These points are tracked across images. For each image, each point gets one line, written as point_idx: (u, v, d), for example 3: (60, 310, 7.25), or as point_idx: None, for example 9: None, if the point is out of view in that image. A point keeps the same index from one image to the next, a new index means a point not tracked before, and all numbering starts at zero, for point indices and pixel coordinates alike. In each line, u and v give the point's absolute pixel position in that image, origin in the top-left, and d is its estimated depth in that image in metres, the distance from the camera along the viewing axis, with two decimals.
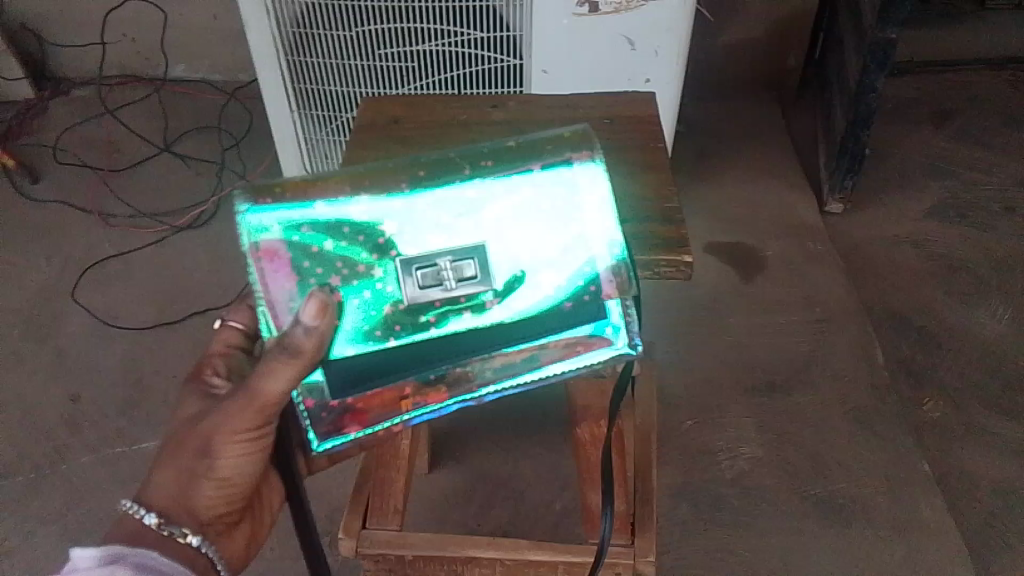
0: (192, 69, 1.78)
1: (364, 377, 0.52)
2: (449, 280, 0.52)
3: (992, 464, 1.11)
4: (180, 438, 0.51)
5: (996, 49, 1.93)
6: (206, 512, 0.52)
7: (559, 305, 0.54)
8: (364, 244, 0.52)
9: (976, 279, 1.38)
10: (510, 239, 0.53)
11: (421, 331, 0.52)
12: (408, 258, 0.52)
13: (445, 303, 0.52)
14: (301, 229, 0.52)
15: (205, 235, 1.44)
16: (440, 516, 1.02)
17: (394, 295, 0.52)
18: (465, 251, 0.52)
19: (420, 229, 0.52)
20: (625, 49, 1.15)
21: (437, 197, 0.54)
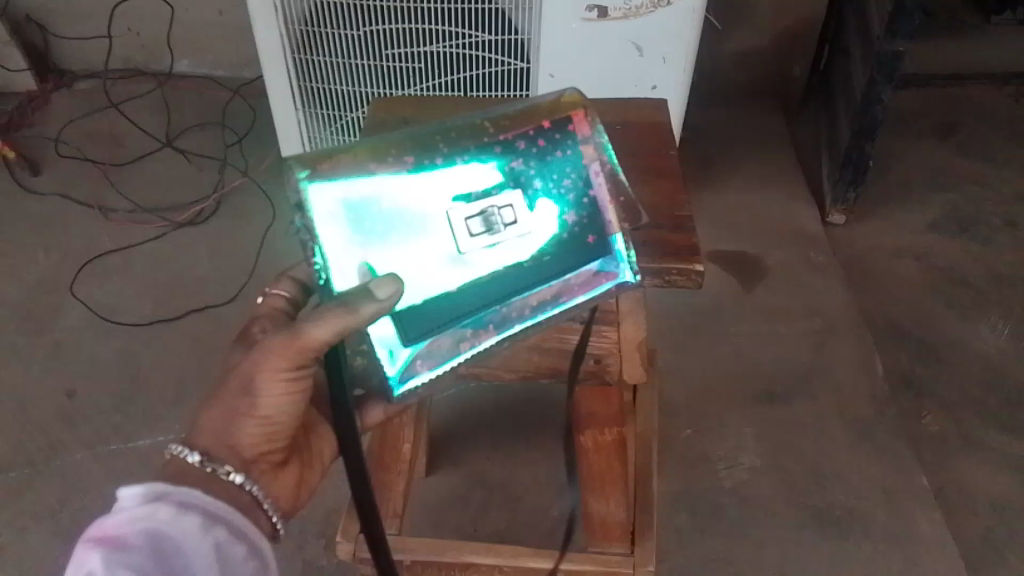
0: (196, 64, 1.78)
1: (428, 326, 0.54)
2: (496, 226, 0.55)
3: (990, 479, 1.11)
4: (228, 383, 0.54)
5: (1000, 63, 1.93)
6: (251, 452, 0.54)
7: (581, 241, 0.58)
8: (414, 201, 0.54)
9: (977, 292, 1.38)
10: (542, 189, 0.57)
11: (475, 275, 0.55)
12: (457, 208, 0.55)
13: (492, 247, 0.55)
14: (355, 195, 0.53)
15: (206, 231, 1.44)
16: (437, 519, 1.01)
17: (450, 246, 0.54)
18: (507, 200, 0.56)
19: (464, 183, 0.56)
20: (633, 55, 1.15)
21: (471, 153, 0.57)
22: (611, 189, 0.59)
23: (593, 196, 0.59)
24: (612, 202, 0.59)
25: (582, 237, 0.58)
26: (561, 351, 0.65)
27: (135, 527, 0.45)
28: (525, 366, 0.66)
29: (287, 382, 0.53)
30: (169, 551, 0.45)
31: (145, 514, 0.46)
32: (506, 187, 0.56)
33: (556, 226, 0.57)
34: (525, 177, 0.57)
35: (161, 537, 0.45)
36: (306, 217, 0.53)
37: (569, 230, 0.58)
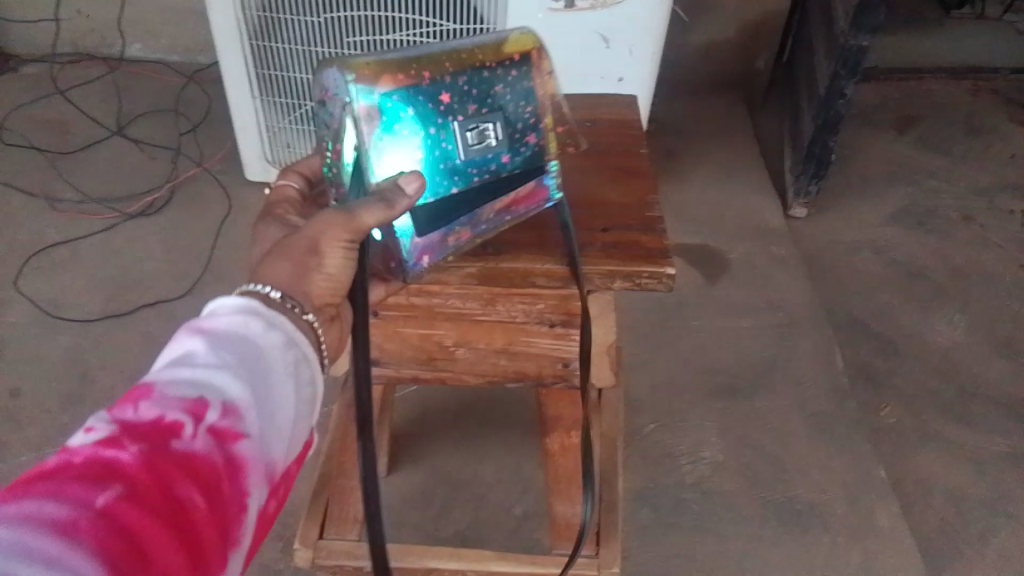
0: (149, 49, 1.72)
1: (426, 221, 0.54)
2: (489, 139, 0.54)
3: (948, 471, 1.12)
4: (290, 237, 0.49)
5: (956, 58, 1.97)
6: (318, 301, 0.48)
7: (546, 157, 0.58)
8: (429, 111, 0.51)
9: (933, 286, 1.40)
10: (523, 107, 0.55)
11: (465, 181, 0.54)
12: (458, 123, 0.52)
13: (481, 159, 0.54)
14: (386, 100, 0.50)
15: (159, 222, 1.39)
16: (398, 518, 0.99)
17: (451, 156, 0.52)
18: (497, 114, 0.54)
19: (465, 97, 0.52)
20: (600, 47, 1.13)
21: (466, 70, 0.53)
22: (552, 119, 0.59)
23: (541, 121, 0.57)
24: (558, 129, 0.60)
25: (545, 154, 0.58)
26: (528, 355, 0.64)
27: (223, 329, 0.41)
28: (493, 370, 0.65)
29: (348, 245, 0.49)
30: (258, 358, 0.41)
31: (232, 318, 0.42)
32: (495, 106, 0.54)
33: (528, 143, 0.57)
34: (509, 103, 0.55)
35: (249, 343, 0.41)
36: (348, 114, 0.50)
37: (539, 147, 0.57)
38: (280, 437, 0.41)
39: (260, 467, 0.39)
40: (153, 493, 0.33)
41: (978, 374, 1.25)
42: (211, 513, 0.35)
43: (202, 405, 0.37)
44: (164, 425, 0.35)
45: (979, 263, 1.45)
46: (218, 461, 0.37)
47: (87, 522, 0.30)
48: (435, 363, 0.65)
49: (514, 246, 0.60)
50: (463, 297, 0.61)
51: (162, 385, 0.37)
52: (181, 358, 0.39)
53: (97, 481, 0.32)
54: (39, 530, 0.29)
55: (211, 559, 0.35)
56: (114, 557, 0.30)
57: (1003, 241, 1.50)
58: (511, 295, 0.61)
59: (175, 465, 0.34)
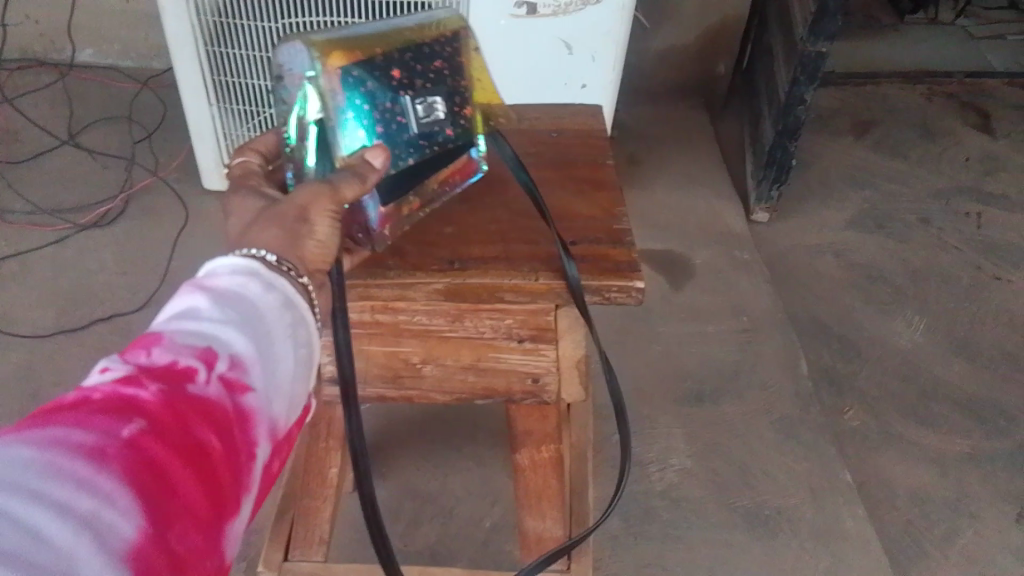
0: (101, 54, 1.68)
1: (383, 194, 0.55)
2: (439, 113, 0.56)
3: (911, 472, 1.13)
4: (274, 207, 0.47)
5: (910, 63, 2.00)
6: (310, 266, 0.46)
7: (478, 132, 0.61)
8: (385, 85, 0.53)
9: (893, 288, 1.42)
10: (462, 83, 0.58)
11: (417, 155, 0.56)
12: (409, 98, 0.54)
13: (431, 133, 0.56)
14: (351, 75, 0.51)
15: (113, 233, 1.36)
16: (365, 535, 0.98)
17: (407, 130, 0.54)
18: (443, 90, 0.56)
19: (413, 74, 0.54)
20: (562, 53, 1.13)
21: (411, 49, 0.55)
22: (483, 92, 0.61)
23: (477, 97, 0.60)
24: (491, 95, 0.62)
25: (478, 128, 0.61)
26: (497, 371, 0.62)
27: (228, 283, 0.40)
28: (461, 388, 0.62)
29: (335, 217, 0.48)
30: (267, 312, 0.41)
31: (238, 272, 0.41)
32: (438, 82, 0.56)
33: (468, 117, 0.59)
34: (449, 79, 0.57)
35: (257, 299, 0.41)
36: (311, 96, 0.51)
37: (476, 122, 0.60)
38: (287, 392, 0.40)
39: (269, 419, 0.39)
40: (174, 430, 0.33)
41: (939, 376, 1.27)
42: (228, 457, 0.35)
43: (213, 354, 0.37)
44: (178, 370, 0.35)
45: (937, 265, 1.47)
46: (231, 408, 0.36)
47: (113, 451, 0.30)
48: (400, 383, 0.62)
49: (480, 261, 0.58)
50: (429, 313, 0.63)
51: (171, 334, 0.37)
52: (188, 308, 0.38)
53: (119, 414, 0.31)
54: (66, 456, 0.29)
55: (230, 500, 0.34)
56: (142, 486, 0.30)
57: (960, 243, 1.52)
58: (478, 310, 0.63)
59: (192, 407, 0.34)
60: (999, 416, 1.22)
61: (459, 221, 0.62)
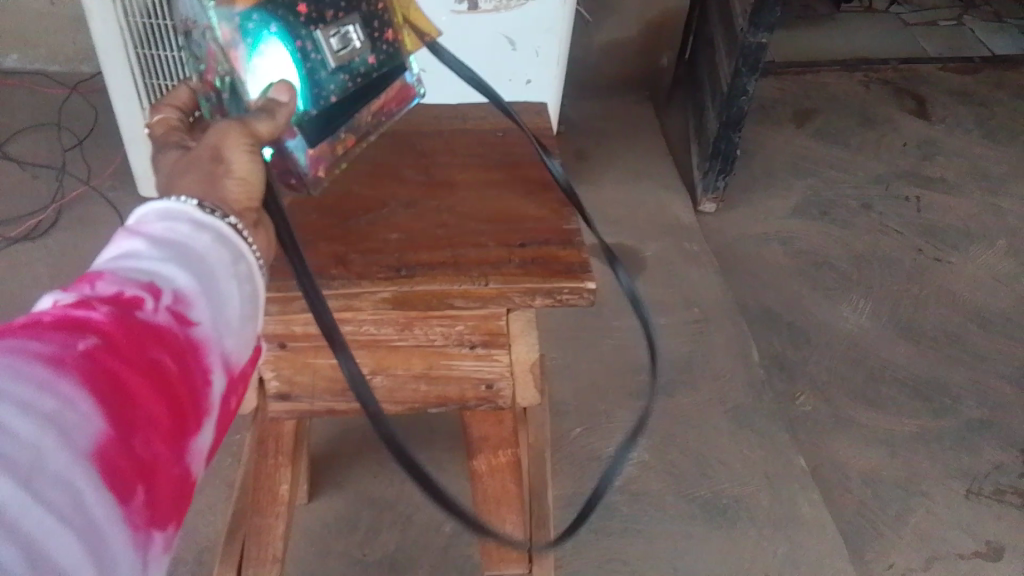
0: (27, 59, 1.62)
1: (312, 130, 0.55)
2: (352, 43, 0.55)
3: (863, 454, 1.15)
4: (188, 155, 0.46)
5: (846, 51, 2.04)
6: (237, 206, 0.45)
7: (399, 54, 0.60)
8: (292, 21, 0.51)
9: (839, 274, 1.44)
10: (372, 9, 0.56)
11: (340, 86, 0.55)
12: (321, 30, 0.53)
13: (349, 62, 0.55)
14: (248, 18, 0.50)
15: (45, 245, 1.30)
16: (322, 547, 0.96)
17: (323, 65, 0.53)
18: (353, 18, 0.55)
19: (321, 4, 0.53)
20: (506, 49, 1.11)
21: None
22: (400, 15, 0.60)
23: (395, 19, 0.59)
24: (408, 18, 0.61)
25: (400, 52, 0.60)
26: (449, 379, 0.62)
27: (164, 225, 0.40)
28: (413, 397, 0.63)
29: (252, 147, 0.46)
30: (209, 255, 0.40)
31: (169, 218, 0.41)
32: (350, 7, 0.54)
33: (385, 43, 0.58)
34: (360, 5, 0.55)
35: (197, 245, 0.40)
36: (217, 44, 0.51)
37: (396, 47, 0.59)
38: (240, 327, 0.41)
39: (223, 351, 0.40)
40: (126, 348, 0.34)
41: (886, 358, 1.29)
42: (183, 379, 0.37)
43: (158, 288, 0.37)
44: (125, 299, 0.36)
45: (879, 249, 1.50)
46: (182, 337, 0.38)
47: (69, 361, 0.32)
48: (350, 395, 0.62)
49: (427, 267, 0.57)
50: (377, 322, 0.59)
51: (114, 270, 0.37)
52: (129, 249, 0.39)
53: (73, 330, 0.33)
54: (26, 362, 0.31)
55: (189, 417, 0.36)
56: (100, 395, 0.32)
57: (901, 227, 1.56)
58: (428, 317, 0.59)
59: (143, 331, 0.35)
60: (945, 395, 1.25)
61: (404, 227, 0.60)
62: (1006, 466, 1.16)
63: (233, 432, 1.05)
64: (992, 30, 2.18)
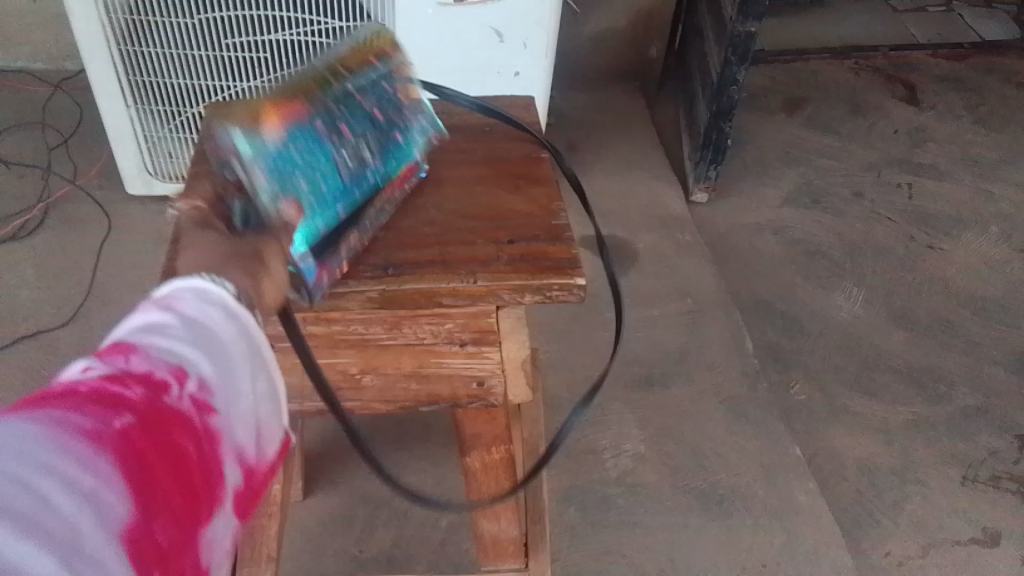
0: (10, 57, 1.60)
1: (328, 240, 0.54)
2: (357, 152, 0.57)
3: (858, 442, 1.15)
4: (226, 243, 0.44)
5: (836, 39, 2.03)
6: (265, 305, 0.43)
7: (400, 144, 0.62)
8: (314, 142, 0.54)
9: (832, 262, 1.44)
10: (372, 119, 0.59)
11: (352, 196, 0.56)
12: (337, 149, 0.56)
13: (358, 172, 0.57)
14: (278, 138, 0.51)
15: (32, 246, 1.29)
16: (318, 546, 0.95)
17: (335, 177, 0.55)
18: (356, 132, 0.58)
19: (336, 124, 0.56)
20: (494, 42, 1.11)
21: (329, 100, 0.57)
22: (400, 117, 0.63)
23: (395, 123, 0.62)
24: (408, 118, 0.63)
25: (404, 150, 0.62)
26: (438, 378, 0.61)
27: (196, 305, 0.38)
28: (404, 397, 0.60)
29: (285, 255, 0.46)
30: (233, 339, 0.39)
31: (204, 297, 0.39)
32: (360, 126, 0.58)
33: (389, 147, 0.60)
34: (361, 118, 0.58)
35: (226, 327, 0.39)
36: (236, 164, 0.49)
37: (398, 146, 0.61)
38: (256, 418, 0.40)
39: (243, 442, 0.38)
40: (160, 430, 0.33)
41: (880, 346, 1.29)
42: (206, 467, 0.35)
43: (187, 371, 0.36)
44: (155, 380, 0.34)
45: (872, 237, 1.50)
46: (206, 424, 0.36)
47: (106, 439, 0.30)
48: (338, 397, 0.60)
49: (415, 266, 0.56)
50: (366, 322, 0.61)
51: (147, 347, 0.35)
52: (159, 326, 0.37)
53: (110, 405, 0.31)
54: (64, 437, 0.29)
55: (208, 510, 0.34)
56: (133, 479, 0.30)
57: (893, 215, 1.55)
58: (416, 316, 0.61)
59: (176, 414, 0.34)
60: (939, 382, 1.25)
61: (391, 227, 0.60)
62: (1001, 452, 1.16)
63: None
64: (981, 15, 2.18)
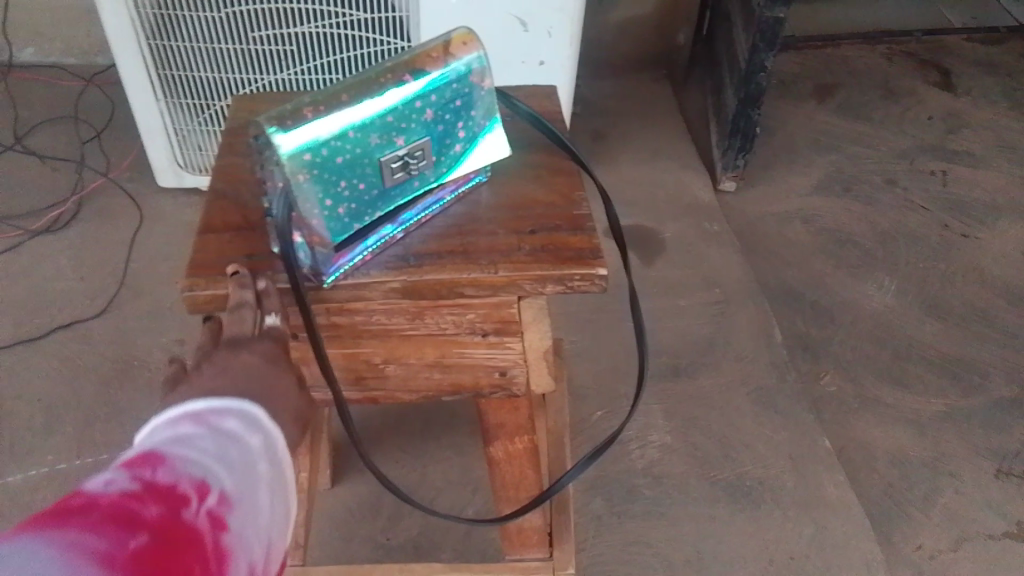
0: (43, 53, 1.63)
1: (351, 246, 0.54)
2: (412, 164, 0.54)
3: (889, 434, 1.13)
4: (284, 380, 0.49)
5: (868, 23, 2.00)
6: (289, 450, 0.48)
7: (462, 153, 0.58)
8: (363, 149, 0.51)
9: (863, 251, 1.41)
10: (443, 128, 0.56)
11: (389, 203, 0.55)
12: (387, 156, 0.53)
13: (404, 182, 0.55)
14: (322, 145, 0.49)
15: (67, 238, 1.31)
16: (346, 533, 0.96)
17: (376, 187, 0.53)
18: (422, 143, 0.54)
19: (396, 129, 0.53)
20: (517, 31, 1.11)
21: (397, 100, 0.52)
22: (481, 119, 0.58)
23: (469, 129, 0.58)
24: (487, 121, 0.59)
25: (466, 159, 0.59)
26: (462, 367, 0.61)
27: (223, 425, 0.42)
28: (427, 386, 0.62)
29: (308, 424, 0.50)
30: (251, 463, 0.42)
31: (232, 421, 0.43)
32: (424, 131, 0.54)
33: (449, 155, 0.57)
34: (432, 127, 0.55)
35: (246, 447, 0.42)
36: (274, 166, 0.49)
37: (460, 154, 0.58)
38: (267, 541, 0.41)
39: (251, 565, 0.39)
40: (172, 549, 0.34)
41: (912, 336, 1.27)
42: None
43: (206, 487, 0.38)
44: (175, 495, 0.36)
45: (905, 225, 1.47)
46: (220, 540, 0.37)
47: (121, 558, 0.31)
48: (364, 383, 0.62)
49: (436, 256, 0.56)
50: (388, 312, 0.59)
51: (173, 461, 0.38)
52: (186, 442, 0.40)
53: (123, 526, 0.33)
54: (81, 559, 0.30)
55: None
56: None
57: (926, 202, 1.53)
58: (439, 305, 0.59)
59: (186, 536, 0.35)
60: (973, 372, 1.22)
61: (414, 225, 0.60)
62: None
63: None
64: None
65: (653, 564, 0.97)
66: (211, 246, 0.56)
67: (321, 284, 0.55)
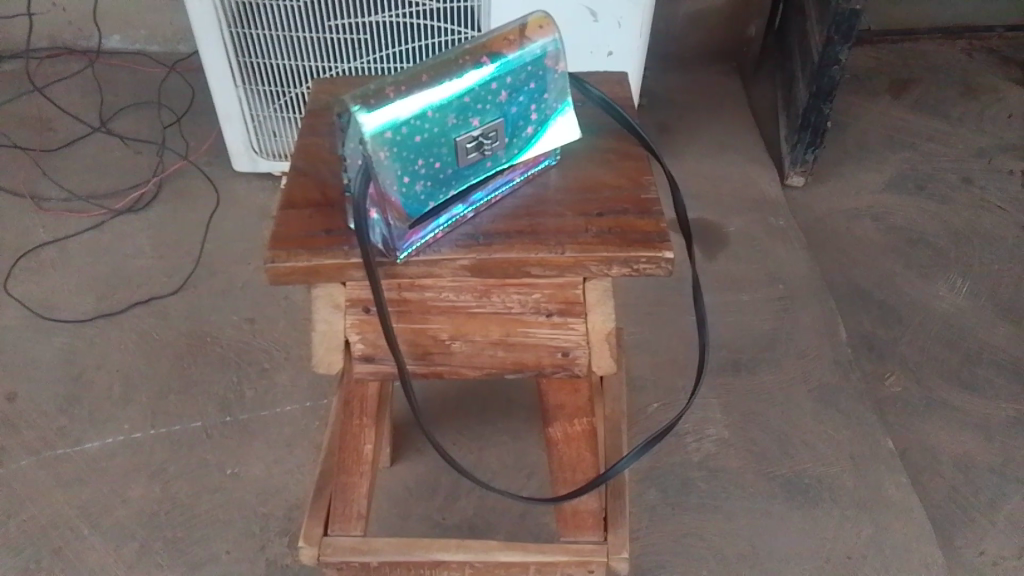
0: (128, 40, 1.70)
1: (423, 223, 0.56)
2: (486, 144, 0.56)
3: (955, 438, 1.11)
4: None
5: (949, 17, 1.94)
6: None
7: (534, 135, 0.60)
8: (440, 129, 0.53)
9: (935, 252, 1.38)
10: (516, 108, 0.57)
11: (462, 183, 0.57)
12: (462, 137, 0.54)
13: (478, 162, 0.57)
14: (403, 124, 0.51)
15: (148, 217, 1.37)
16: (404, 510, 0.98)
17: (451, 166, 0.55)
18: (496, 124, 0.56)
19: (472, 110, 0.54)
20: (587, 20, 1.12)
21: (475, 82, 0.54)
22: (553, 103, 0.60)
23: (541, 112, 0.59)
24: (558, 105, 0.60)
25: (537, 142, 0.60)
26: (526, 347, 0.63)
27: None
28: (490, 363, 0.63)
29: None
30: None
31: None
32: (498, 113, 0.56)
33: (521, 137, 0.59)
34: (505, 110, 0.56)
35: None
36: (356, 142, 0.51)
37: (531, 135, 0.59)
38: None
39: None
40: None
41: (983, 338, 1.24)
42: None
43: None
44: None
45: (980, 226, 1.43)
46: None
47: None
48: (429, 359, 0.63)
49: (505, 236, 0.58)
50: (457, 289, 0.62)
51: None
52: None
53: None
54: None
55: None
56: None
57: (1003, 203, 1.48)
58: (506, 284, 0.62)
59: None
60: None
61: None
62: None
63: (319, 397, 1.09)
64: None
65: (705, 557, 0.96)
66: (292, 220, 0.59)
67: (394, 260, 0.56)
